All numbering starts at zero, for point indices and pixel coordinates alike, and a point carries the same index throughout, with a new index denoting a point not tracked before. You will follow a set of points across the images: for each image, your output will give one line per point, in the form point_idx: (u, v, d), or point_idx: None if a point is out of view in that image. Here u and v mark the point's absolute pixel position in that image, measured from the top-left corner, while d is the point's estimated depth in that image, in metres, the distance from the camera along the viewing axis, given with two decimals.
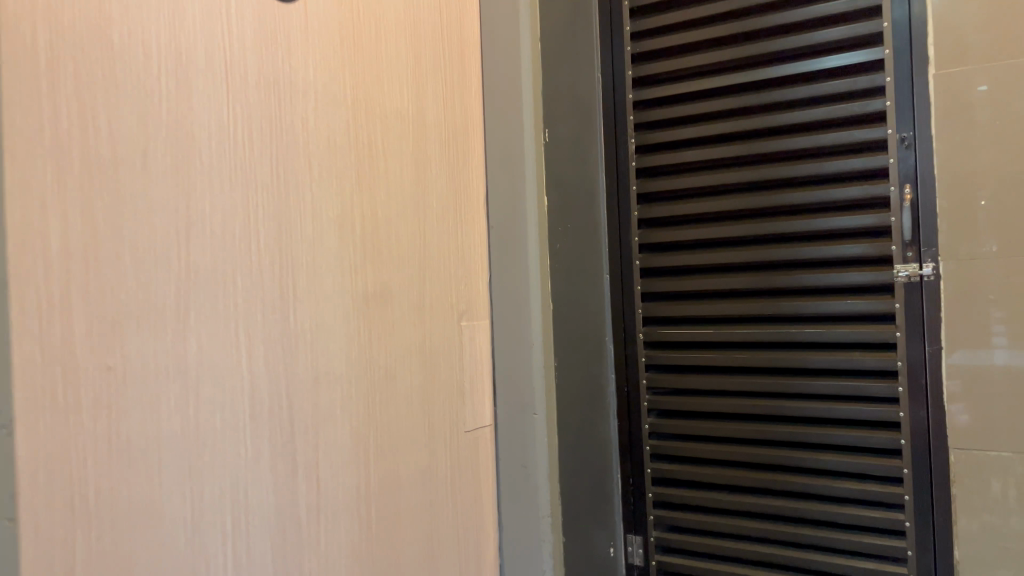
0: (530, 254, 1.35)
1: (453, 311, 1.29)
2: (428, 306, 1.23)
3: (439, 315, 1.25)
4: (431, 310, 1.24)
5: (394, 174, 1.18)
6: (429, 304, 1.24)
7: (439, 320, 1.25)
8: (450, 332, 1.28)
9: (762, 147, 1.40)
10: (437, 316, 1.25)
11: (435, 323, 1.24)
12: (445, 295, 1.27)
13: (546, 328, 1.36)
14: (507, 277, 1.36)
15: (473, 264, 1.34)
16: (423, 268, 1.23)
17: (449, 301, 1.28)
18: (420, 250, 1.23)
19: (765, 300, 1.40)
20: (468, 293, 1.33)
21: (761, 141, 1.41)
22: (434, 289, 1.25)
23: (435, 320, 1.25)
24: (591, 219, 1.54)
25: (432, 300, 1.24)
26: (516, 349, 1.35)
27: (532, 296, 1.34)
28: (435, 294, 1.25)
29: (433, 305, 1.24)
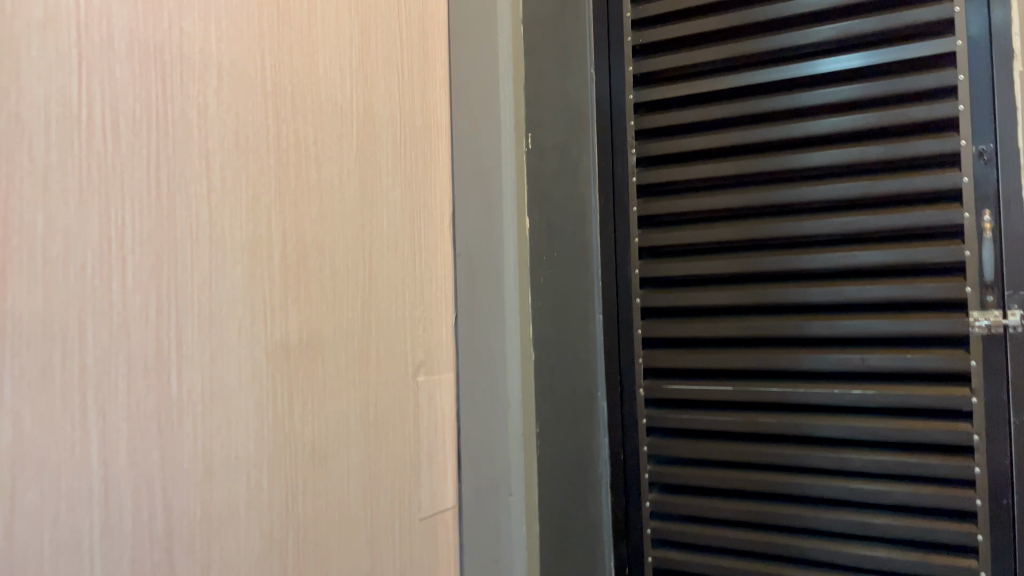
0: (511, 298, 1.06)
1: (408, 365, 1.00)
2: (376, 363, 0.95)
3: (393, 371, 0.97)
4: (380, 365, 0.95)
5: (330, 187, 0.90)
6: (379, 360, 0.95)
7: (391, 379, 0.97)
8: (407, 394, 0.99)
9: (794, 161, 1.16)
10: (387, 374, 0.96)
11: (385, 382, 0.96)
12: (400, 346, 0.99)
13: (528, 392, 1.08)
14: (475, 325, 1.08)
15: (438, 303, 1.06)
16: (371, 311, 0.95)
17: (405, 353, 1.00)
18: (367, 287, 0.94)
19: (798, 350, 1.15)
20: (429, 341, 1.04)
21: (793, 155, 1.16)
22: (385, 339, 0.96)
23: (385, 379, 0.96)
24: (581, 250, 1.28)
25: (381, 353, 0.96)
26: (488, 417, 1.06)
27: (513, 350, 1.06)
28: (385, 345, 0.96)
29: (385, 358, 0.96)
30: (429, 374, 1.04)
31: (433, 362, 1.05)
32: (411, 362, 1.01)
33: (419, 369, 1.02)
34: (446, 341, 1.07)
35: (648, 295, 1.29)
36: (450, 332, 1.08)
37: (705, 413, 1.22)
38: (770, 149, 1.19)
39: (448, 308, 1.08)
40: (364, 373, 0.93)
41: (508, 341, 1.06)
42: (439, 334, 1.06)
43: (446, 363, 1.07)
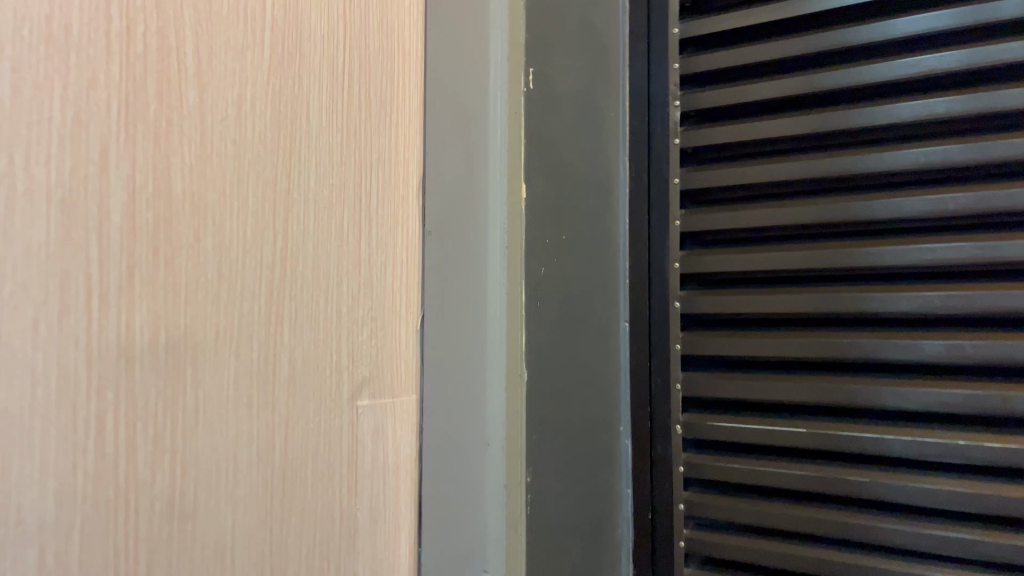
0: (500, 303, 0.76)
1: (333, 384, 0.70)
2: (294, 379, 0.66)
3: (317, 391, 0.68)
4: (296, 385, 0.66)
5: (218, 118, 0.60)
6: (299, 375, 0.67)
7: (311, 404, 0.67)
8: (329, 425, 0.69)
9: (900, 113, 0.88)
10: (302, 395, 0.67)
11: (297, 407, 0.66)
12: (321, 356, 0.68)
13: (517, 438, 0.76)
14: (452, 336, 0.78)
15: (393, 297, 0.76)
16: (281, 304, 0.65)
17: (331, 367, 0.69)
18: (279, 270, 0.65)
19: (901, 380, 0.87)
20: (378, 350, 0.74)
21: (897, 105, 0.88)
22: (310, 344, 0.67)
23: (299, 403, 0.66)
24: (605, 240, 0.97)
25: (299, 367, 0.66)
26: (463, 463, 0.77)
27: (498, 377, 0.76)
28: (309, 354, 0.67)
29: (303, 376, 0.67)
30: (375, 398, 0.74)
31: (382, 379, 0.75)
32: (345, 378, 0.71)
33: (362, 388, 0.72)
34: (408, 352, 0.77)
35: (696, 301, 1.00)
36: (415, 339, 0.78)
37: (770, 463, 0.94)
38: (862, 99, 0.91)
39: (411, 305, 0.78)
40: (269, 391, 0.64)
41: (493, 360, 0.76)
42: (397, 343, 0.76)
43: (407, 384, 0.77)
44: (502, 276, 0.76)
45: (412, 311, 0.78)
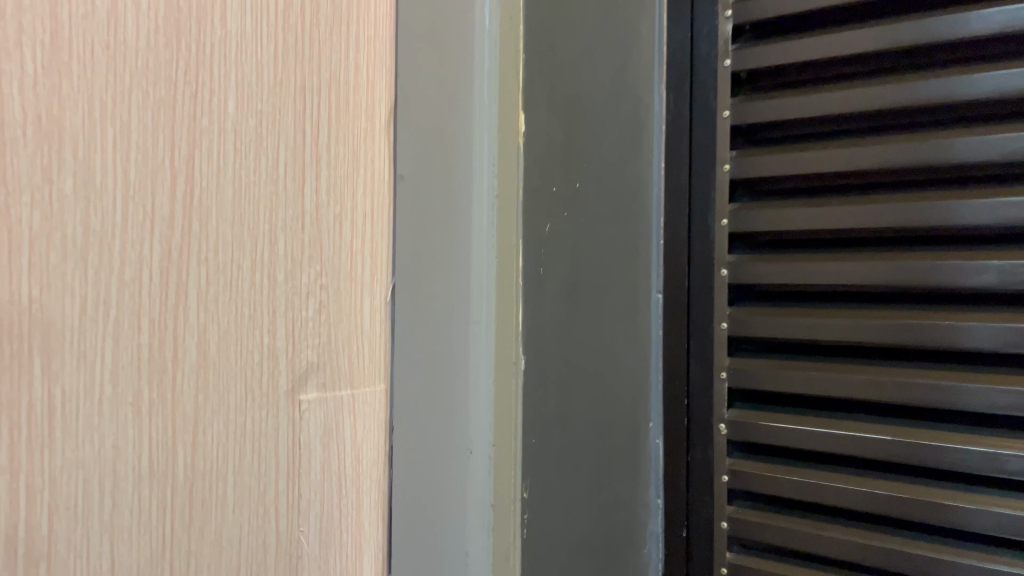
0: (488, 270, 0.57)
1: (264, 375, 0.53)
2: (206, 371, 0.50)
3: (240, 383, 0.52)
4: (209, 378, 0.50)
5: (78, 12, 0.43)
6: (217, 364, 0.50)
7: (232, 402, 0.51)
8: (260, 429, 0.53)
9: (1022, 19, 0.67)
10: (218, 392, 0.51)
11: (210, 406, 0.50)
12: (246, 339, 0.52)
13: (507, 445, 0.58)
14: (427, 311, 0.60)
15: (351, 259, 0.59)
16: (187, 270, 0.49)
17: (261, 353, 0.53)
18: (182, 224, 0.48)
19: (1007, 376, 0.68)
20: (331, 329, 0.58)
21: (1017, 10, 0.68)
22: (230, 324, 0.51)
23: (212, 401, 0.50)
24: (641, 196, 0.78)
25: (212, 352, 0.50)
26: (439, 475, 0.59)
27: (488, 366, 0.57)
28: (228, 336, 0.51)
29: (221, 367, 0.51)
30: (327, 392, 0.57)
31: (337, 367, 0.58)
32: (283, 367, 0.54)
33: (308, 378, 0.56)
34: (371, 332, 0.61)
35: (747, 268, 0.82)
36: (382, 315, 0.62)
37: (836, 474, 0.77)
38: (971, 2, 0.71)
39: (377, 272, 0.61)
40: (174, 387, 0.48)
41: (478, 346, 0.57)
42: (357, 320, 0.60)
43: (372, 372, 0.61)
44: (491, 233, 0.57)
45: (379, 280, 0.61)
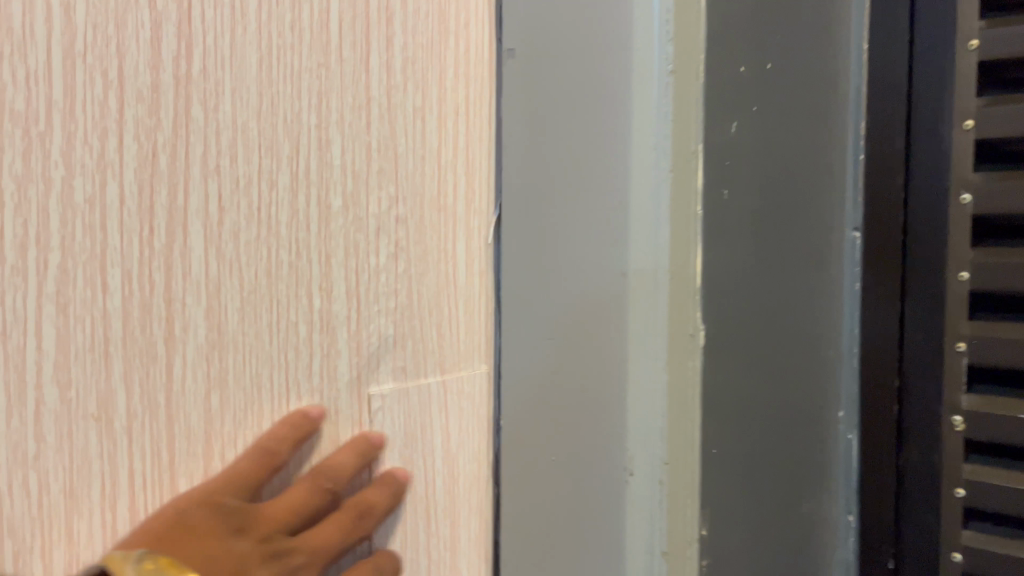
0: (658, 193, 0.36)
1: (315, 359, 0.33)
2: (225, 356, 0.30)
3: (278, 375, 0.32)
4: (227, 367, 0.30)
5: None
6: (241, 345, 0.31)
7: (265, 404, 0.32)
8: (310, 443, 0.34)
9: None
10: (243, 389, 0.31)
11: (232, 411, 0.31)
12: (286, 303, 0.32)
13: (684, 464, 0.37)
14: (551, 265, 0.40)
15: (437, 176, 0.37)
16: (185, 185, 0.29)
17: (309, 324, 0.33)
18: (173, 107, 0.28)
19: None
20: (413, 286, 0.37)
21: None
22: (261, 278, 0.31)
23: (234, 404, 0.31)
24: (854, 88, 0.52)
25: (231, 326, 0.30)
26: (579, 504, 0.40)
27: (658, 345, 0.37)
28: (257, 298, 0.31)
29: (249, 348, 0.31)
30: (406, 380, 0.37)
31: (421, 343, 0.38)
32: (343, 346, 0.34)
33: (379, 360, 0.36)
34: (467, 289, 0.39)
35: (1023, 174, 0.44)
36: (481, 263, 0.40)
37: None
38: None
39: (474, 197, 0.39)
40: (169, 384, 0.29)
41: (641, 316, 0.37)
42: (448, 269, 0.38)
43: (470, 349, 0.40)
44: (664, 134, 0.36)
45: (477, 211, 0.39)
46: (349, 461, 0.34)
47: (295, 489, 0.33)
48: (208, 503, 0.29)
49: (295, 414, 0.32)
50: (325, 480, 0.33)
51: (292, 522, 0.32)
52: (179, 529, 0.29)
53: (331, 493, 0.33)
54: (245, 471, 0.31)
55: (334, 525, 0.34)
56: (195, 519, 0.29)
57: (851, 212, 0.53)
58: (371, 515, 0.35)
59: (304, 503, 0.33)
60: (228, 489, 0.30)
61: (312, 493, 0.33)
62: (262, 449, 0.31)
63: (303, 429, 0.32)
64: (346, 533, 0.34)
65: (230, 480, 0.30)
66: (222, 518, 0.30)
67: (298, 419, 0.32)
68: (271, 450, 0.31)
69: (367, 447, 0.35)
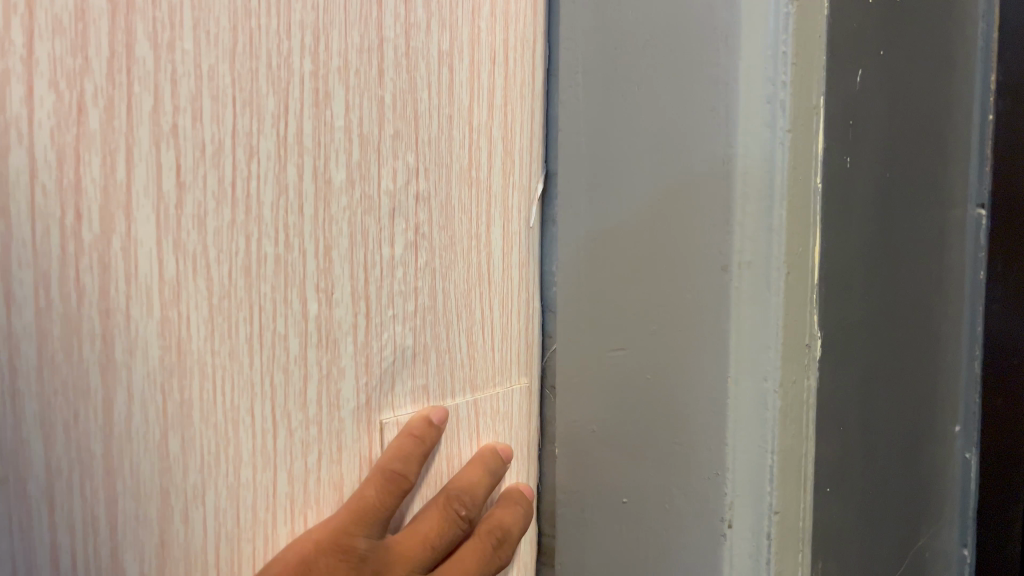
0: (772, 164, 0.28)
1: (311, 383, 0.25)
2: (187, 385, 0.22)
3: (262, 406, 0.24)
4: (191, 401, 0.22)
5: None
6: (210, 368, 0.23)
7: (245, 446, 0.24)
8: (305, 492, 0.26)
9: None
10: (213, 428, 0.23)
11: (201, 457, 0.23)
12: (273, 311, 0.24)
13: (793, 507, 0.30)
14: (628, 258, 0.31)
15: (469, 143, 0.31)
16: (128, 153, 0.21)
17: (303, 337, 0.25)
18: (107, 41, 0.20)
19: None
20: (437, 282, 0.30)
21: None
22: (238, 278, 0.23)
23: (203, 448, 0.23)
24: (982, 34, 0.42)
25: (196, 344, 0.22)
26: (654, 565, 0.31)
27: (771, 360, 0.29)
28: (233, 305, 0.23)
29: (222, 373, 0.23)
30: (429, 403, 0.30)
31: (445, 354, 0.31)
32: (348, 363, 0.27)
33: (395, 380, 0.28)
34: (504, 282, 0.33)
35: None
36: (521, 252, 0.34)
37: None
38: None
39: (512, 172, 0.33)
40: (109, 429, 0.21)
41: (745, 320, 0.29)
42: (481, 258, 0.32)
43: (507, 359, 0.34)
44: (782, 84, 0.28)
45: (516, 185, 0.34)
46: (481, 483, 0.30)
47: (429, 514, 0.29)
48: (342, 549, 0.25)
49: (417, 418, 0.29)
50: (459, 504, 0.29)
51: (428, 551, 0.28)
52: None
53: (467, 519, 0.29)
54: (376, 502, 0.26)
55: (472, 556, 0.30)
56: (325, 570, 0.25)
57: (974, 185, 0.43)
58: (507, 543, 0.31)
59: (440, 533, 0.29)
60: (360, 527, 0.26)
61: (446, 519, 0.29)
62: (388, 473, 0.27)
63: (430, 441, 0.28)
64: (484, 561, 0.30)
65: (355, 516, 0.26)
66: (355, 564, 0.26)
67: (423, 427, 0.28)
68: (399, 474, 0.27)
69: (498, 463, 0.31)
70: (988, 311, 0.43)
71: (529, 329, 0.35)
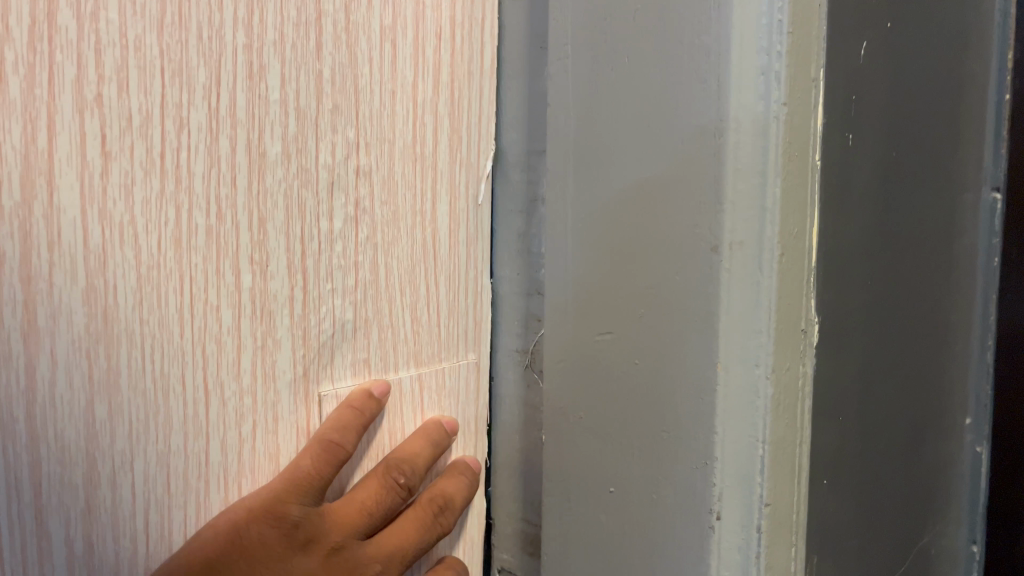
0: (767, 141, 0.27)
1: (246, 353, 0.27)
2: (114, 352, 0.24)
3: (193, 376, 0.26)
4: (116, 363, 0.24)
5: None
6: (137, 336, 0.24)
7: (176, 415, 0.25)
8: (239, 461, 0.27)
9: None
10: (139, 393, 0.24)
11: (128, 425, 0.24)
12: (205, 282, 0.26)
13: (785, 500, 0.29)
14: (618, 241, 0.30)
15: (412, 119, 0.32)
16: (50, 123, 0.22)
17: (236, 309, 0.27)
18: (28, 12, 0.21)
19: None
20: (379, 257, 0.31)
21: None
22: (168, 249, 0.25)
23: (130, 416, 0.24)
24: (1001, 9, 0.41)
25: (123, 311, 0.24)
26: (641, 558, 0.30)
27: (763, 345, 0.27)
28: (161, 275, 0.25)
29: (151, 342, 0.25)
30: (371, 376, 0.31)
31: (390, 330, 0.32)
32: (284, 336, 0.28)
33: (335, 353, 0.30)
34: (451, 259, 0.34)
35: None
36: (469, 229, 0.35)
37: None
38: None
39: (461, 150, 0.34)
40: (31, 395, 0.22)
41: (736, 304, 0.27)
42: (426, 234, 0.33)
43: (453, 335, 0.34)
44: (777, 53, 0.26)
45: (463, 162, 0.34)
46: (421, 453, 0.32)
47: (367, 484, 0.30)
48: (274, 515, 0.27)
49: (359, 391, 0.30)
50: (397, 473, 0.31)
51: (365, 519, 0.30)
52: (232, 546, 0.26)
53: (406, 488, 0.31)
54: (310, 470, 0.28)
55: (412, 523, 0.32)
56: (254, 537, 0.27)
57: (989, 167, 0.41)
58: (451, 510, 0.33)
59: (377, 501, 0.30)
60: (296, 496, 0.28)
61: (384, 489, 0.30)
62: (324, 443, 0.29)
63: (369, 414, 0.30)
64: (425, 528, 0.32)
65: (289, 484, 0.28)
66: (287, 530, 0.28)
67: (363, 400, 0.30)
68: (335, 444, 0.29)
69: (441, 436, 0.33)
70: (1002, 299, 0.42)
71: (478, 307, 0.36)
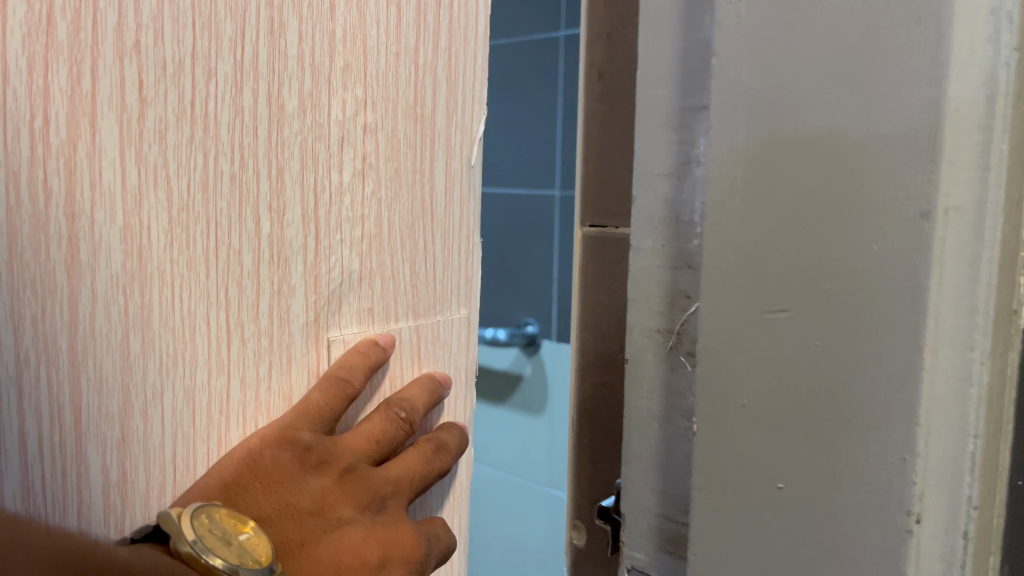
0: (994, 90, 0.23)
1: (251, 276, 0.37)
2: (147, 290, 0.34)
3: (216, 313, 0.37)
4: (151, 277, 0.34)
5: None
6: (167, 273, 0.35)
7: (201, 347, 0.36)
8: (257, 397, 0.39)
9: None
10: (166, 295, 0.35)
11: (158, 356, 0.35)
12: (229, 226, 0.36)
13: (990, 503, 0.26)
14: (799, 207, 0.27)
15: (414, 82, 0.43)
16: (93, 67, 0.31)
17: (257, 254, 0.37)
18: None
19: None
20: (382, 212, 0.43)
21: None
22: (197, 193, 0.35)
23: (161, 349, 0.35)
24: None
25: (156, 252, 0.34)
26: (813, 557, 0.27)
27: (978, 326, 0.24)
28: (190, 218, 0.35)
29: (181, 278, 0.35)
30: (376, 327, 0.44)
31: (390, 280, 0.44)
32: (298, 281, 0.39)
33: (342, 300, 0.42)
34: (446, 215, 0.47)
35: None
36: (462, 188, 0.48)
37: None
38: None
39: (457, 111, 0.47)
40: (76, 301, 0.32)
41: (948, 279, 0.24)
42: (425, 191, 0.45)
43: (447, 290, 0.48)
44: None
45: (459, 124, 0.47)
46: (419, 398, 0.45)
47: (378, 415, 0.43)
48: (287, 439, 0.38)
49: (363, 338, 0.42)
50: (398, 407, 0.43)
51: (372, 443, 0.42)
52: (254, 465, 0.38)
53: (405, 419, 0.43)
54: (320, 402, 0.40)
55: (416, 456, 0.44)
56: (268, 460, 0.38)
57: None
58: (447, 450, 0.46)
59: (383, 430, 0.42)
60: (304, 423, 0.39)
61: (388, 421, 0.43)
62: (332, 379, 0.40)
63: (373, 356, 0.42)
64: (430, 460, 0.45)
65: (302, 415, 0.39)
66: (299, 451, 0.38)
67: (369, 345, 0.42)
68: (342, 379, 0.40)
69: (433, 384, 0.46)
70: None
71: (470, 262, 0.50)
